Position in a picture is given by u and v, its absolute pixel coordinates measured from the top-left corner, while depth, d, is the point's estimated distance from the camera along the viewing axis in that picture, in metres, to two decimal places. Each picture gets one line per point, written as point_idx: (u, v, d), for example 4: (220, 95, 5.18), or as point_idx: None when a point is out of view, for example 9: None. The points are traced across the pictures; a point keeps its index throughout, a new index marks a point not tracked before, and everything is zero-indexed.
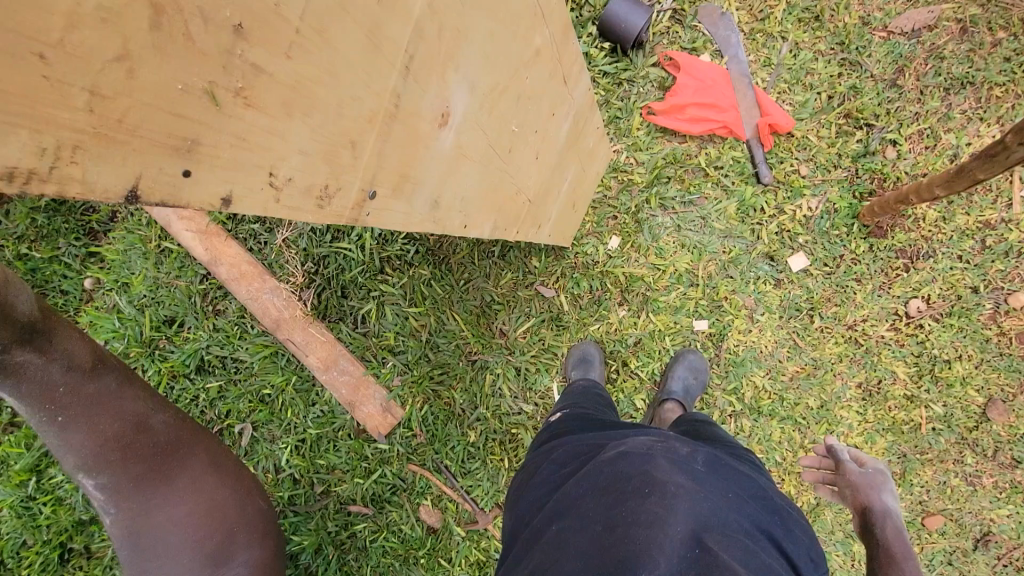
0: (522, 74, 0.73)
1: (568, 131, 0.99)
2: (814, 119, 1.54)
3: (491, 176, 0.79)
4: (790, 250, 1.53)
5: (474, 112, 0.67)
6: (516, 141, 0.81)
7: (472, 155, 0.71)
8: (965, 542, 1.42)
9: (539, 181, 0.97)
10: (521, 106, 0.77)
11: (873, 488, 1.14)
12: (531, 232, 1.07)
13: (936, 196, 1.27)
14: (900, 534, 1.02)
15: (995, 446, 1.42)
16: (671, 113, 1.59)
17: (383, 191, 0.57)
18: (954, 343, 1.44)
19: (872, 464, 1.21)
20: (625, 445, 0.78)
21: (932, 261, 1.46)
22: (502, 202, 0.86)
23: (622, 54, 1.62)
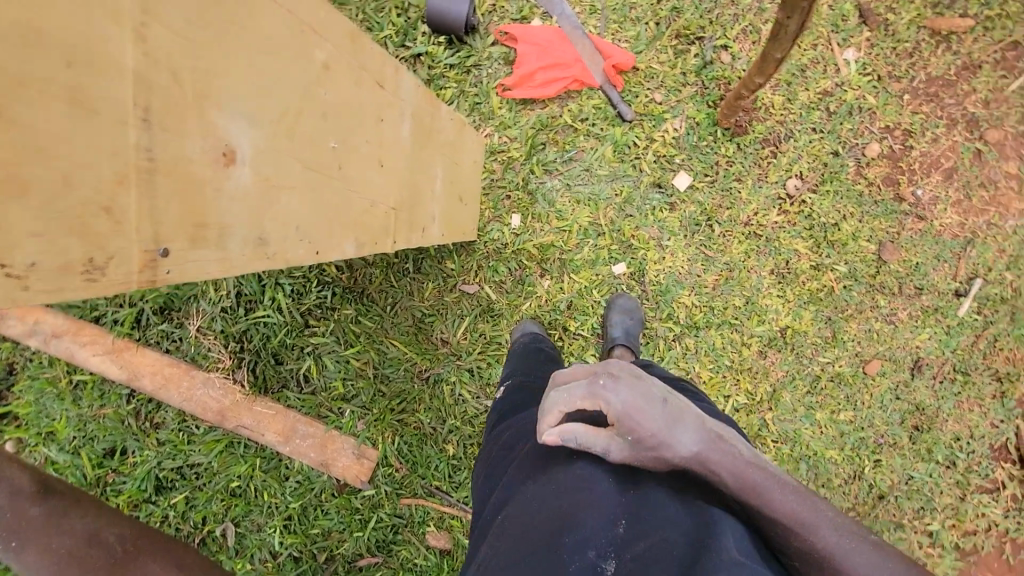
0: (324, 91, 0.66)
1: (408, 131, 0.97)
2: (651, 49, 1.62)
3: (326, 200, 0.73)
4: (672, 171, 1.61)
5: (271, 142, 0.57)
6: (345, 157, 0.75)
7: (292, 182, 0.63)
8: (903, 374, 1.55)
9: (393, 187, 0.94)
10: (337, 121, 0.71)
11: (666, 444, 0.68)
12: (411, 235, 1.09)
13: (761, 83, 1.35)
14: (759, 481, 0.70)
15: (898, 282, 1.55)
16: (523, 83, 1.63)
17: (178, 247, 0.48)
18: (836, 206, 1.56)
19: (617, 415, 0.67)
20: None
21: (793, 141, 1.57)
22: (354, 218, 0.83)
23: (460, 43, 1.65)
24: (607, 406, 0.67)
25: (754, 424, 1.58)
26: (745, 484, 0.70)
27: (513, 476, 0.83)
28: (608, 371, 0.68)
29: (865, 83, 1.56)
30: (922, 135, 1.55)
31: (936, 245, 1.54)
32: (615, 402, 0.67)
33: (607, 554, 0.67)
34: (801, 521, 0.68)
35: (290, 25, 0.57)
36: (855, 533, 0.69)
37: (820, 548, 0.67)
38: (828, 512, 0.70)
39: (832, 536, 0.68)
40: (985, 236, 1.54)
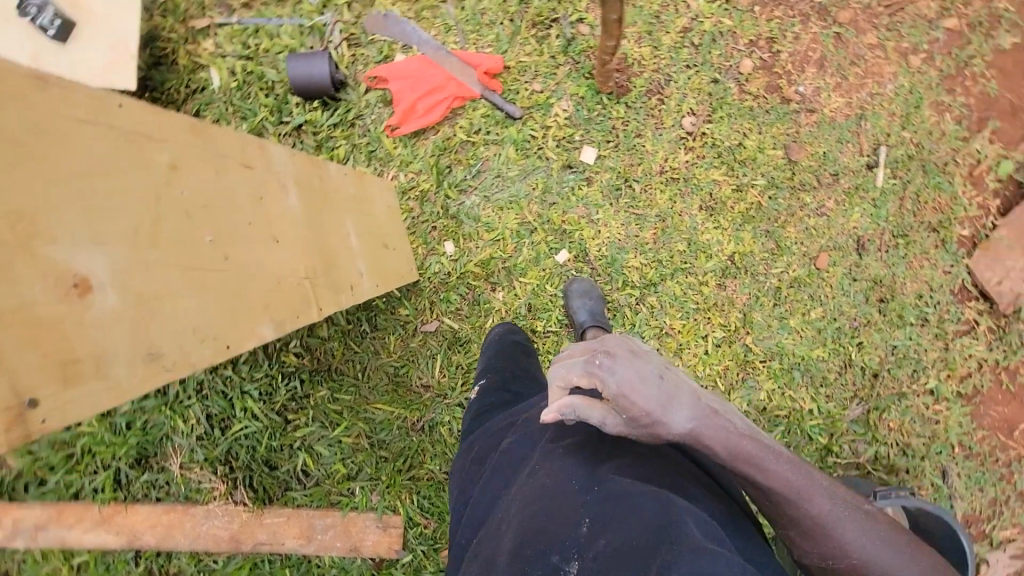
0: (182, 189, 0.62)
1: (300, 200, 0.93)
2: (514, 45, 1.65)
3: (222, 294, 0.69)
4: (576, 149, 1.64)
5: (131, 258, 0.55)
6: (235, 245, 0.72)
7: (172, 288, 0.61)
8: (851, 257, 1.61)
9: (300, 256, 0.90)
10: (208, 214, 0.67)
11: (659, 421, 0.74)
12: (342, 296, 1.06)
13: (615, 44, 1.40)
14: (752, 451, 0.76)
15: (814, 176, 1.62)
16: (408, 118, 1.64)
17: (49, 392, 0.47)
18: (734, 127, 1.62)
19: (613, 392, 0.73)
20: (527, 433, 0.94)
21: (674, 82, 1.62)
22: (267, 300, 0.79)
23: (334, 101, 1.64)
24: (602, 383, 0.73)
25: (740, 354, 1.62)
26: (743, 455, 0.76)
27: (494, 488, 0.92)
28: (605, 353, 0.75)
29: (717, 9, 1.63)
30: (783, 38, 1.63)
31: (834, 131, 1.62)
32: (610, 379, 0.73)
33: (570, 555, 0.73)
34: (796, 488, 0.78)
35: (118, 137, 0.54)
36: (837, 493, 0.81)
37: (811, 510, 0.79)
38: (823, 482, 0.81)
39: (821, 499, 0.80)
40: (873, 107, 1.62)
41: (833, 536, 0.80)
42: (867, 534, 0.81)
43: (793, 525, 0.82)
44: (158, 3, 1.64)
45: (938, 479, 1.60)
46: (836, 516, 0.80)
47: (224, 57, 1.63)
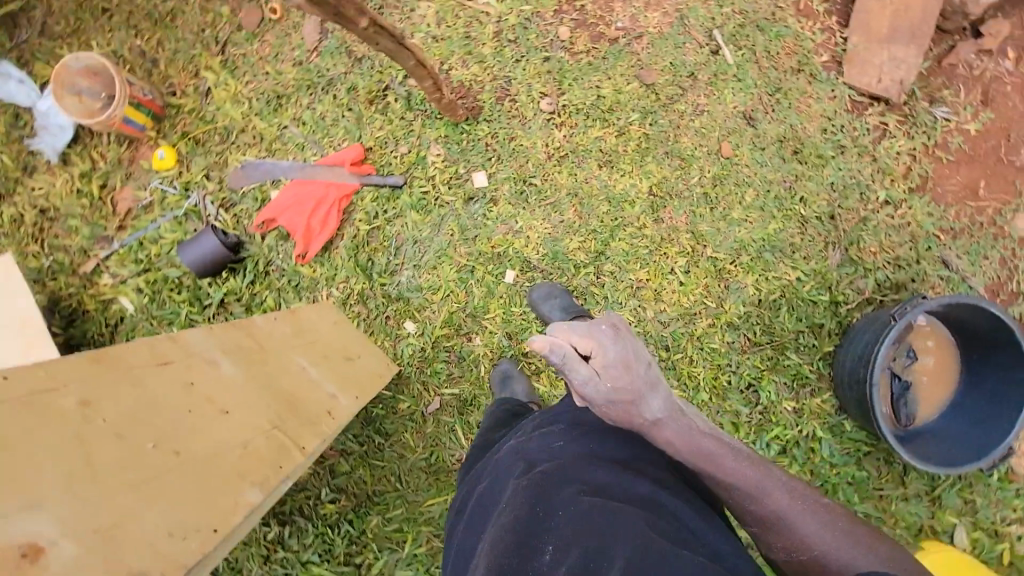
0: (101, 418, 0.67)
1: (238, 362, 0.96)
2: (365, 127, 1.68)
3: (192, 487, 0.71)
4: (467, 180, 1.68)
5: (72, 504, 0.59)
6: (184, 438, 0.74)
7: (129, 509, 0.64)
8: (746, 133, 1.67)
9: (259, 412, 0.90)
10: (143, 425, 0.71)
11: (633, 401, 0.91)
12: (329, 423, 1.06)
13: (432, 82, 1.49)
14: (709, 450, 0.91)
15: (675, 85, 1.69)
16: (311, 239, 1.65)
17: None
18: (585, 86, 1.69)
19: (609, 360, 0.90)
20: (500, 475, 0.93)
21: (515, 79, 1.69)
22: (244, 468, 0.80)
23: (239, 262, 1.65)
24: (601, 347, 0.90)
25: (710, 267, 1.66)
26: (700, 449, 0.91)
27: (467, 540, 0.91)
28: (612, 330, 0.93)
29: (512, 3, 1.71)
30: None
31: (669, 42, 1.70)
32: (608, 349, 0.91)
33: None
34: (753, 484, 0.88)
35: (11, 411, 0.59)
36: (802, 496, 0.87)
37: (770, 506, 0.86)
38: (782, 484, 0.88)
39: (780, 497, 0.87)
40: (687, 4, 1.71)
41: (800, 532, 0.84)
42: (841, 534, 0.83)
43: (758, 525, 0.88)
44: (45, 270, 1.63)
45: (941, 270, 1.63)
46: (801, 513, 0.85)
47: (125, 282, 1.63)
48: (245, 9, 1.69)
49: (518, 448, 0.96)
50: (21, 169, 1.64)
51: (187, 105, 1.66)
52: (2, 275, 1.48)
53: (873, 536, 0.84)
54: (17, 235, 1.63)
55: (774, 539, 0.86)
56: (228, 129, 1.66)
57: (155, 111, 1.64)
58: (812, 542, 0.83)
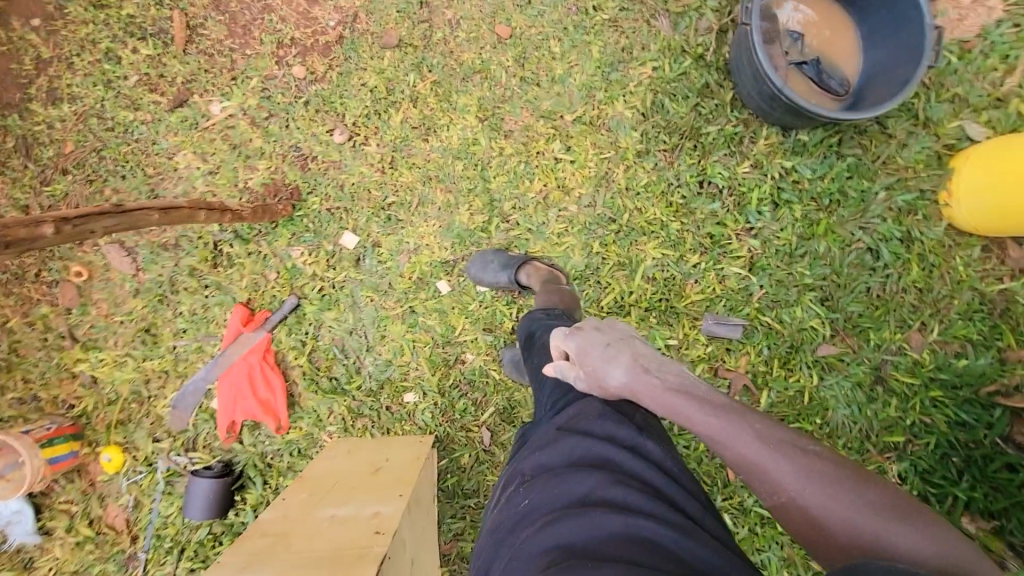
0: None
1: (259, 570, 0.94)
2: (232, 287, 1.63)
3: None
4: (342, 249, 1.62)
5: None
6: None
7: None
8: (507, 4, 1.60)
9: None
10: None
11: (600, 374, 0.90)
12: (381, 538, 1.01)
13: (205, 211, 1.33)
14: (675, 402, 0.83)
15: (420, 23, 1.62)
16: (274, 408, 1.60)
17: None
18: (356, 91, 1.62)
19: (573, 353, 0.97)
20: (487, 560, 0.83)
21: (300, 141, 1.63)
22: None
23: (241, 478, 1.61)
24: (566, 346, 0.99)
25: (582, 127, 1.58)
26: (668, 407, 0.83)
27: None
28: (573, 328, 1.00)
29: (239, 89, 1.63)
30: (281, 27, 1.64)
31: None
32: (571, 343, 0.98)
33: None
34: (722, 431, 0.78)
35: None
36: (777, 438, 0.77)
37: (740, 453, 0.77)
38: (755, 427, 0.78)
39: (752, 443, 0.76)
40: None
41: (774, 478, 0.74)
42: (814, 476, 0.73)
43: (737, 469, 0.78)
44: None
45: None
46: (776, 458, 0.75)
47: (176, 574, 1.59)
48: (57, 294, 1.65)
49: (494, 525, 0.86)
50: (23, 569, 1.62)
51: (89, 404, 1.63)
52: None
53: (860, 478, 0.73)
54: None
55: (754, 485, 0.77)
56: (136, 389, 1.63)
57: (71, 432, 1.61)
58: (789, 486, 0.73)
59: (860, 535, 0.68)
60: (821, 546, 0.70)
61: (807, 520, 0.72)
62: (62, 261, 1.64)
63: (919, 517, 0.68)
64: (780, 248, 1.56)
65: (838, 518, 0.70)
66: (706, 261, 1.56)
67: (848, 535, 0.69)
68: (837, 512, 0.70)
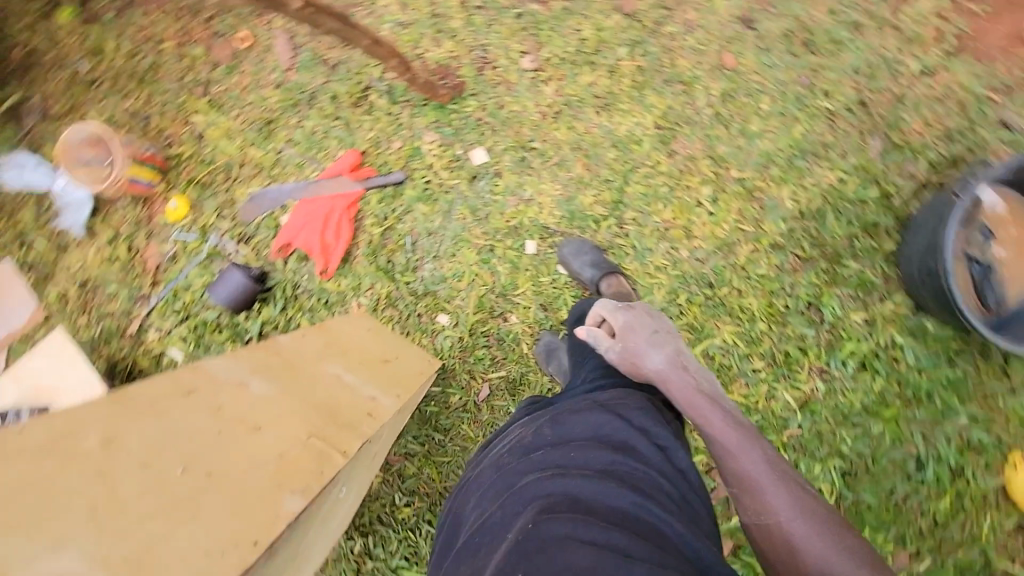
0: (122, 454, 0.69)
1: (263, 382, 0.99)
2: (357, 132, 1.68)
3: (226, 500, 0.71)
4: (467, 160, 1.64)
5: (94, 540, 0.59)
6: (207, 458, 0.75)
7: (159, 531, 0.63)
8: (748, 38, 1.54)
9: (296, 425, 0.90)
10: (170, 453, 0.73)
11: (640, 354, 1.04)
12: (370, 420, 1.05)
13: (399, 60, 1.42)
14: (699, 404, 0.96)
15: (660, 8, 1.58)
16: (329, 253, 1.65)
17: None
18: (566, 33, 1.60)
19: (620, 329, 1.10)
20: (479, 491, 0.87)
21: (491, 45, 1.63)
22: (283, 470, 0.79)
23: (268, 292, 1.68)
24: (614, 319, 1.12)
25: (739, 189, 1.54)
26: (694, 406, 0.95)
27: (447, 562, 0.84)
28: (625, 306, 1.14)
29: None
30: None
31: None
32: (619, 318, 1.12)
33: None
34: (737, 445, 0.88)
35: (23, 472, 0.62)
36: (779, 468, 0.86)
37: (745, 468, 0.86)
38: (762, 455, 0.87)
39: (760, 464, 0.86)
40: None
41: (768, 500, 0.82)
42: (804, 511, 0.80)
43: (737, 483, 0.86)
44: (96, 338, 1.71)
45: (1005, 132, 1.45)
46: (775, 485, 0.83)
47: (170, 332, 1.69)
48: (217, 45, 1.72)
49: (495, 462, 0.89)
50: (55, 249, 1.73)
51: (186, 153, 1.71)
52: (62, 351, 1.60)
53: (845, 528, 0.79)
54: (66, 311, 1.71)
55: (747, 503, 0.84)
56: (229, 165, 1.70)
57: (159, 165, 1.70)
58: (782, 511, 0.80)
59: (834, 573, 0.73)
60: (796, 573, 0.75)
61: (789, 546, 0.78)
62: (236, 21, 1.72)
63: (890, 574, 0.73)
64: (840, 404, 1.52)
65: (819, 551, 0.75)
66: (767, 373, 1.53)
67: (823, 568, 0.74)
68: (818, 547, 0.76)
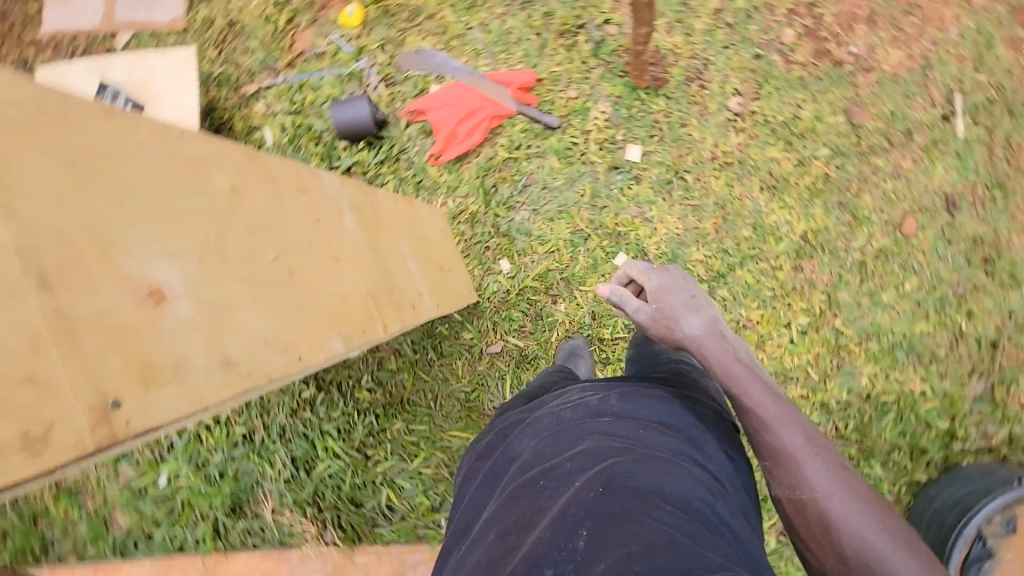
0: (243, 210, 0.69)
1: (355, 221, 1.00)
2: (545, 57, 1.64)
3: (291, 307, 0.75)
4: (621, 148, 1.59)
5: (201, 271, 0.60)
6: (293, 261, 0.77)
7: (240, 299, 0.65)
8: (941, 218, 1.46)
9: (359, 278, 0.96)
10: (269, 233, 0.74)
11: (672, 317, 1.01)
12: (404, 314, 1.12)
13: (648, 31, 1.38)
14: (733, 367, 0.90)
15: (885, 136, 1.49)
16: (450, 143, 1.65)
17: (129, 394, 0.50)
18: (786, 100, 1.53)
19: (654, 291, 1.08)
20: (528, 436, 0.80)
21: (713, 66, 1.56)
22: (332, 314, 0.85)
23: (378, 139, 1.68)
24: (649, 281, 1.10)
25: (833, 337, 1.48)
26: (731, 371, 0.89)
27: (479, 503, 0.77)
28: (659, 270, 1.12)
29: None
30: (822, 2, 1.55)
31: (898, 87, 1.50)
32: (652, 281, 1.10)
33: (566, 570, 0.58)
34: (773, 417, 0.81)
35: (172, 165, 0.59)
36: (818, 442, 0.78)
37: (782, 441, 0.78)
38: (799, 426, 0.80)
39: (797, 437, 0.78)
40: (938, 55, 1.49)
41: (804, 476, 0.75)
42: (843, 487, 0.73)
43: (768, 456, 0.79)
44: (212, 76, 1.72)
45: None
46: (814, 461, 0.75)
47: (275, 114, 1.70)
48: None
49: (555, 413, 0.82)
50: None
51: None
52: (181, 68, 1.60)
53: (886, 509, 0.71)
54: (203, 35, 1.72)
55: (778, 477, 0.77)
56: (419, 10, 1.69)
57: None
58: (820, 487, 0.73)
59: (876, 555, 0.66)
60: (830, 556, 0.69)
61: (824, 523, 0.71)
62: None
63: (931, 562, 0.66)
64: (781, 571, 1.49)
65: (858, 532, 0.68)
66: None
67: (859, 552, 0.67)
68: (859, 527, 0.68)
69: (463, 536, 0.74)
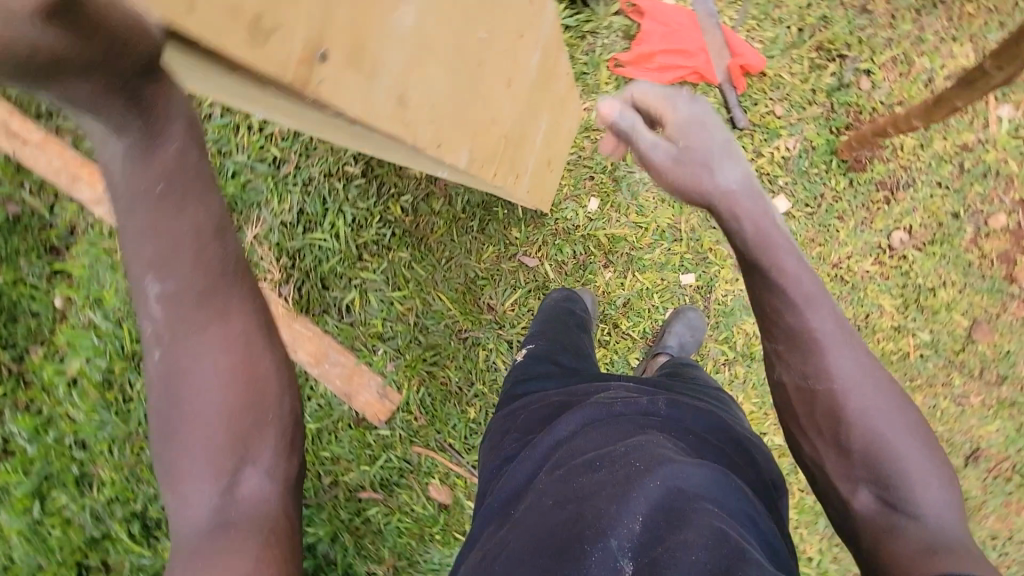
0: None
1: (538, 64, 0.99)
2: (786, 56, 1.48)
3: (460, 89, 0.76)
4: (771, 193, 1.48)
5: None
6: (485, 54, 0.79)
7: (436, 51, 0.67)
8: (956, 460, 1.45)
9: (512, 119, 0.96)
10: (487, 13, 0.75)
11: (704, 164, 0.77)
12: (509, 179, 1.07)
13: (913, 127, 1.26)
14: (768, 235, 0.74)
15: (981, 365, 1.44)
16: (639, 63, 1.52)
17: (336, 54, 0.52)
18: (938, 270, 1.44)
19: (679, 123, 0.80)
20: (577, 416, 0.79)
21: (913, 190, 1.44)
22: (477, 132, 0.85)
23: (582, 5, 1.54)
24: (672, 108, 0.80)
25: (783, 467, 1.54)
26: (767, 245, 0.73)
27: (519, 473, 0.76)
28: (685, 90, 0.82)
29: (1010, 142, 1.42)
30: None
31: None
32: (676, 108, 0.81)
33: (625, 552, 0.59)
34: (808, 298, 0.72)
35: None
36: (846, 328, 0.74)
37: (811, 325, 0.72)
38: (831, 306, 0.73)
39: (827, 322, 0.72)
40: None
41: (821, 367, 0.71)
42: (867, 373, 0.71)
43: (786, 341, 0.73)
44: None
45: None
46: (840, 351, 0.71)
47: None
48: None
49: (606, 403, 0.81)
50: None
51: None
52: None
53: (903, 398, 0.71)
54: None
55: (791, 363, 0.73)
56: None
57: None
58: (841, 378, 0.70)
59: (886, 450, 0.67)
60: (835, 447, 0.70)
61: (835, 412, 0.70)
62: None
63: (934, 447, 0.69)
64: None
65: (874, 424, 0.68)
66: None
67: (868, 442, 0.68)
68: (874, 422, 0.68)
69: (510, 508, 0.73)
